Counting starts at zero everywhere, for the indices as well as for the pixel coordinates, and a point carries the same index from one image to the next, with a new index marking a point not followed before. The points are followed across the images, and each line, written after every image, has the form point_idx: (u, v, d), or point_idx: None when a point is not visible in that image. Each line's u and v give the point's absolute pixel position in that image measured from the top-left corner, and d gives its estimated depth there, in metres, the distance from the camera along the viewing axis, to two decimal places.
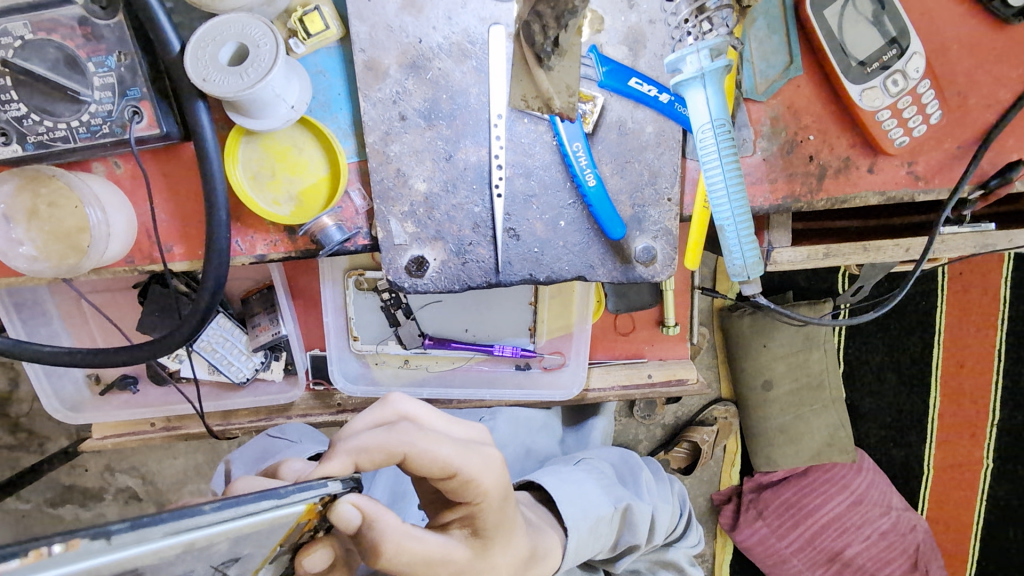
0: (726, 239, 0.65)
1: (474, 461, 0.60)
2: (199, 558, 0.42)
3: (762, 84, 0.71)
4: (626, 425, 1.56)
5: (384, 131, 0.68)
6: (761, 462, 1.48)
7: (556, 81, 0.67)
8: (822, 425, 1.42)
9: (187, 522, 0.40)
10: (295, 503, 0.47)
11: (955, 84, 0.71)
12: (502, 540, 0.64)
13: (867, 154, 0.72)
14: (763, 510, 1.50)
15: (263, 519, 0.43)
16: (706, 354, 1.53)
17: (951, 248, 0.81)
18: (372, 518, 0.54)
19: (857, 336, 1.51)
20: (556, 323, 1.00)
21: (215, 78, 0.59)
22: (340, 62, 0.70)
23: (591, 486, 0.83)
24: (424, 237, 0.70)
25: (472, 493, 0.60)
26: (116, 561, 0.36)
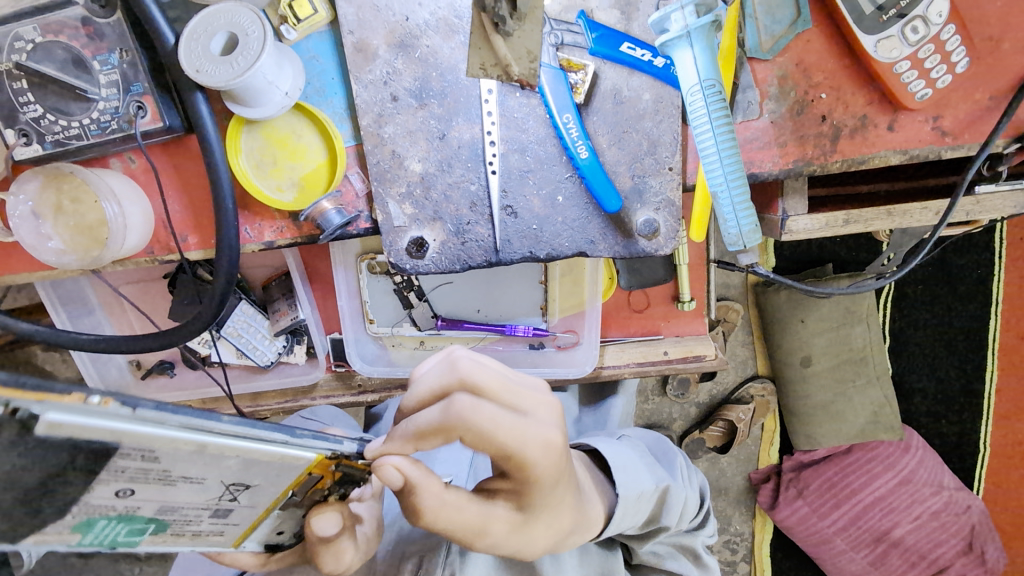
0: (720, 206, 0.62)
1: (529, 446, 0.56)
2: (211, 468, 0.43)
3: (767, 42, 0.67)
4: (660, 404, 1.54)
5: (377, 113, 0.68)
6: (802, 439, 1.44)
7: (516, 47, 0.65)
8: (862, 400, 1.36)
9: (205, 421, 0.41)
10: (307, 448, 0.49)
11: (986, 29, 0.65)
12: (541, 518, 0.61)
13: (886, 111, 0.67)
14: (803, 489, 1.46)
15: (274, 451, 0.46)
16: (741, 331, 1.48)
17: (988, 209, 0.75)
18: (417, 484, 0.57)
19: (904, 309, 1.42)
20: (567, 301, 0.99)
21: (207, 69, 0.61)
22: (331, 46, 0.70)
23: (638, 459, 0.80)
24: (422, 217, 0.70)
25: (524, 476, 0.58)
26: (139, 430, 0.37)
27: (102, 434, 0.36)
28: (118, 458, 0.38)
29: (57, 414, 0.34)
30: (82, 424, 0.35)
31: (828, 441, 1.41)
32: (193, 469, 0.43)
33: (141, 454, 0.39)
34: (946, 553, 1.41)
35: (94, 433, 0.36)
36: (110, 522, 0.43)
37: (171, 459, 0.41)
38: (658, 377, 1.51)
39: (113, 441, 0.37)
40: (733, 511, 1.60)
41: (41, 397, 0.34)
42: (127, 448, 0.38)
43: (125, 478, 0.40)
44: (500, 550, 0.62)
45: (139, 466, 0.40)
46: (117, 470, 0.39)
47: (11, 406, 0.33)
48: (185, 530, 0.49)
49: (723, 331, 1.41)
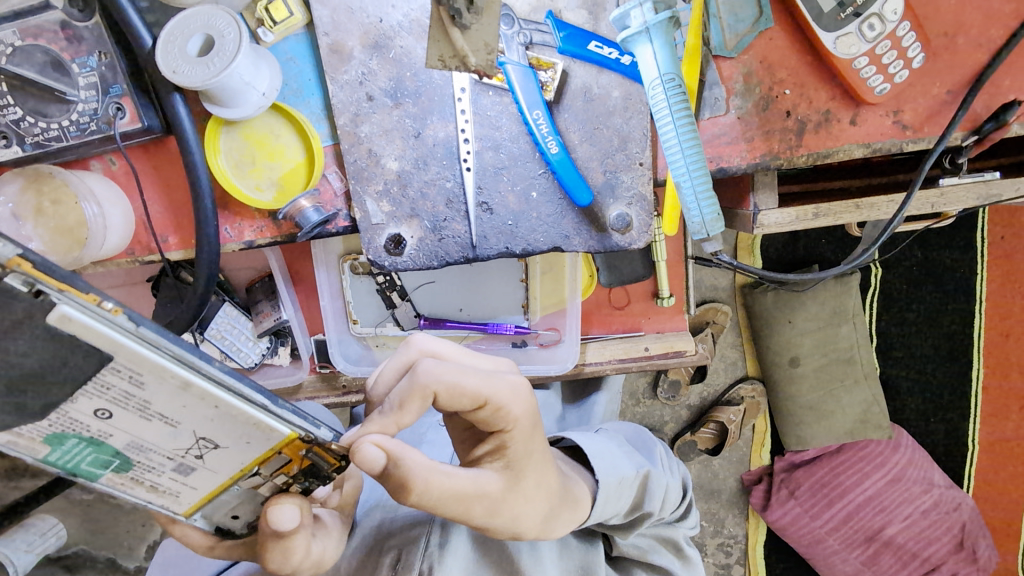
0: (684, 197, 0.64)
1: (501, 388, 0.60)
2: (184, 411, 0.46)
3: (732, 40, 0.69)
4: (651, 407, 1.54)
5: (353, 112, 0.69)
6: (790, 437, 1.44)
7: (473, 40, 0.66)
8: (848, 397, 1.37)
9: (195, 360, 0.43)
10: (282, 423, 0.48)
11: (940, 26, 0.67)
12: (526, 473, 0.63)
13: (849, 106, 0.69)
14: (795, 489, 1.47)
15: (248, 412, 0.46)
16: (729, 332, 1.50)
17: (953, 201, 0.77)
18: (397, 456, 0.55)
19: (886, 306, 1.44)
20: (549, 299, 1.00)
21: (183, 69, 0.62)
22: (308, 48, 0.72)
23: (615, 448, 0.82)
24: (399, 215, 0.71)
25: (503, 421, 0.61)
26: (132, 347, 0.41)
27: (101, 341, 0.40)
28: (107, 371, 0.42)
29: (70, 310, 0.39)
30: (86, 325, 0.40)
31: (816, 439, 1.42)
32: (169, 408, 0.46)
33: (128, 375, 0.42)
34: (937, 551, 1.42)
35: (94, 338, 0.40)
36: (78, 442, 0.47)
37: (154, 389, 0.44)
38: (648, 378, 1.52)
39: (109, 351, 0.41)
40: (725, 513, 1.60)
41: (63, 291, 0.39)
42: (118, 363, 0.42)
43: (108, 397, 0.44)
44: (498, 520, 0.62)
45: (123, 387, 0.43)
46: (104, 385, 0.43)
47: (38, 288, 0.39)
48: (144, 479, 0.51)
49: (713, 332, 1.44)
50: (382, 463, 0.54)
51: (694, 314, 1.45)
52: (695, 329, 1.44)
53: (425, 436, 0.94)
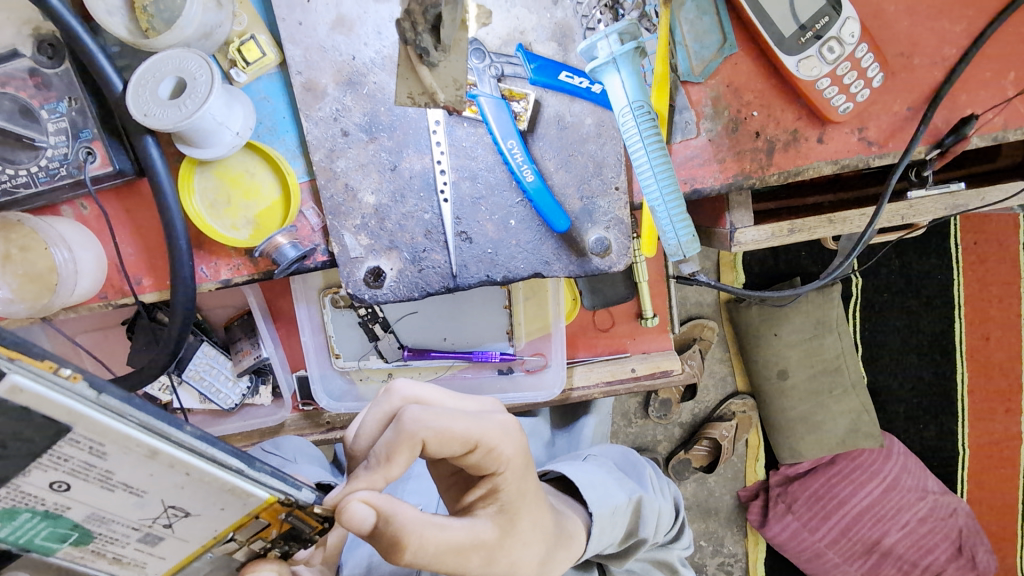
0: (658, 220, 0.65)
1: (491, 430, 0.60)
2: (152, 478, 0.44)
3: (699, 66, 0.71)
4: (643, 427, 1.53)
5: (328, 148, 0.69)
6: (785, 452, 1.44)
7: (442, 77, 0.59)
8: (838, 409, 1.38)
9: (163, 427, 0.42)
10: (260, 488, 0.47)
11: (897, 46, 0.70)
12: (521, 515, 0.62)
13: (815, 125, 0.71)
14: (792, 503, 1.46)
15: (220, 478, 0.45)
16: (717, 348, 1.50)
17: (921, 212, 0.80)
18: (388, 513, 0.53)
19: (869, 317, 1.46)
20: (533, 324, 0.99)
21: (155, 112, 0.62)
22: (282, 86, 0.72)
23: (605, 477, 0.80)
24: (378, 247, 0.71)
25: (495, 464, 0.60)
26: (91, 417, 0.40)
27: (58, 410, 0.39)
28: (65, 442, 0.40)
29: (23, 379, 0.38)
30: (39, 395, 0.38)
31: (810, 452, 1.42)
32: (133, 477, 0.44)
33: (88, 445, 0.41)
34: (937, 559, 1.42)
35: (50, 408, 0.39)
36: (30, 516, 0.45)
37: (116, 458, 0.42)
38: (639, 398, 1.51)
39: (66, 421, 0.39)
40: (725, 531, 1.58)
41: (16, 359, 0.38)
42: (76, 432, 0.40)
43: (65, 468, 0.42)
44: (495, 570, 0.60)
45: (81, 458, 0.42)
46: (60, 457, 0.41)
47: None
48: (107, 551, 0.50)
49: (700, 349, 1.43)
50: (370, 522, 0.52)
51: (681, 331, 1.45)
52: (682, 346, 1.44)
53: (413, 469, 0.92)
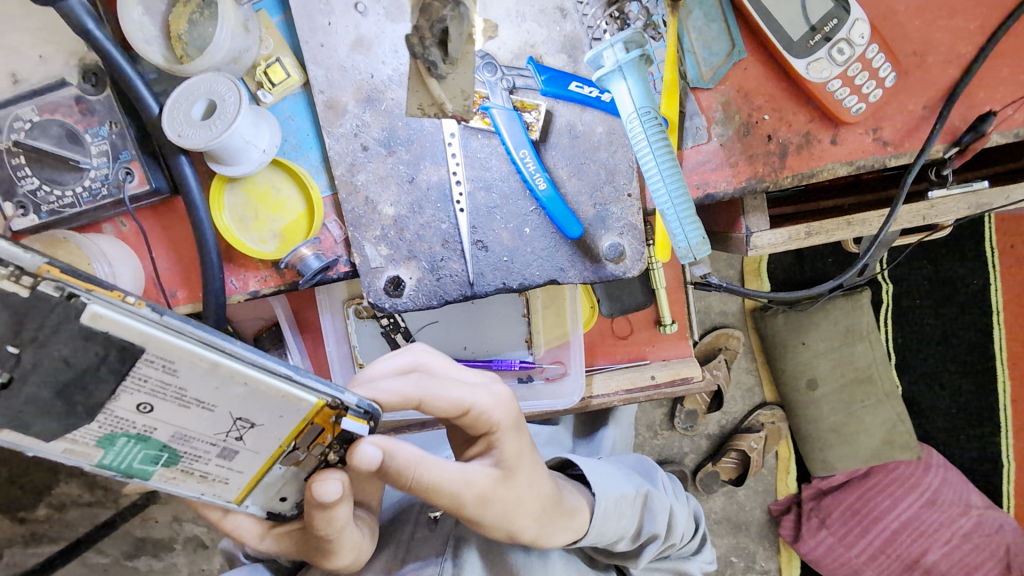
0: (667, 222, 0.65)
1: (484, 397, 0.63)
2: (219, 391, 0.47)
3: (708, 72, 0.72)
4: (670, 439, 1.50)
5: (349, 163, 0.72)
6: (818, 465, 1.41)
7: (449, 88, 0.71)
8: (876, 421, 1.34)
9: (218, 339, 0.45)
10: (309, 391, 0.50)
11: (909, 46, 0.70)
12: (517, 470, 0.65)
13: (828, 127, 0.72)
14: (826, 518, 1.42)
15: (275, 384, 0.47)
16: (744, 358, 1.47)
17: (942, 212, 0.79)
18: (391, 452, 0.57)
19: (904, 324, 1.42)
20: (552, 332, 1.01)
21: (189, 133, 0.66)
22: (306, 105, 0.75)
23: (614, 471, 0.82)
24: (398, 257, 0.73)
25: (487, 426, 0.64)
26: (160, 337, 0.42)
27: (130, 333, 0.42)
28: (142, 363, 0.43)
29: (101, 307, 0.41)
30: (116, 320, 0.41)
31: (843, 464, 1.38)
32: (203, 392, 0.46)
33: (161, 364, 0.44)
34: None
35: (125, 332, 0.41)
36: (128, 441, 0.47)
37: (186, 374, 0.45)
38: (665, 409, 1.49)
39: (140, 343, 0.42)
40: (756, 547, 1.54)
41: (91, 291, 0.41)
42: (150, 353, 0.43)
43: (146, 389, 0.45)
44: (488, 512, 0.64)
45: (158, 377, 0.44)
46: (139, 376, 0.44)
47: (67, 292, 0.40)
48: (194, 469, 0.52)
49: (726, 359, 1.42)
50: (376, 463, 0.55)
51: (705, 341, 1.43)
52: (706, 356, 1.42)
53: None
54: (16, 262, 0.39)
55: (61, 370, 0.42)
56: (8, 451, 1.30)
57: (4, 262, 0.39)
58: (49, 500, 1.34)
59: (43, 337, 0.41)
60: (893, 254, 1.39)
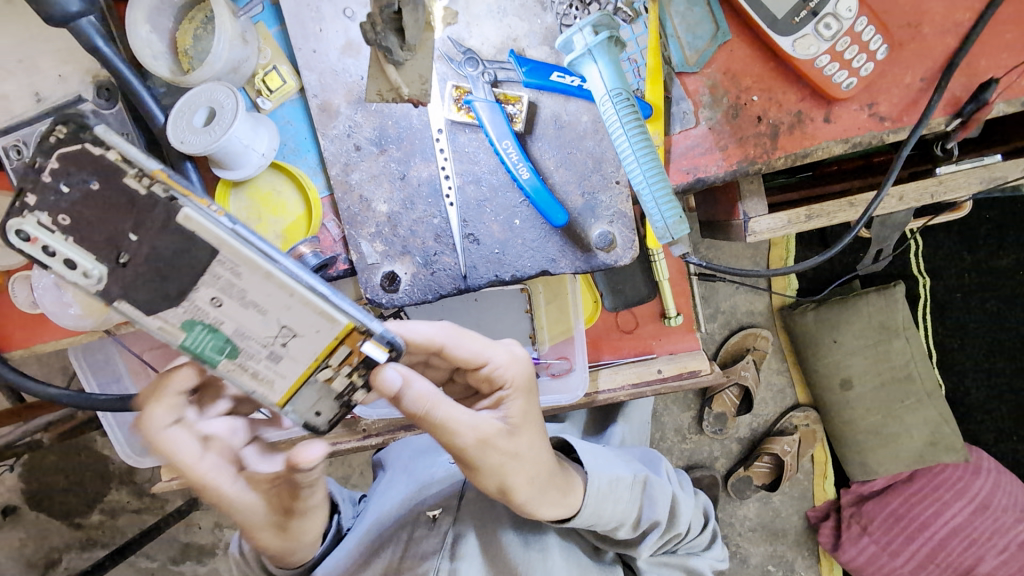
0: (644, 204, 0.66)
1: (501, 353, 0.65)
2: (270, 299, 0.50)
3: (692, 56, 0.72)
4: (699, 443, 1.45)
5: (343, 163, 0.75)
6: (857, 471, 1.35)
7: (408, 74, 0.72)
8: (918, 421, 1.27)
9: (275, 254, 0.50)
10: (340, 312, 0.51)
11: (901, 18, 0.70)
12: (522, 430, 0.66)
13: (821, 105, 0.72)
14: (867, 524, 1.35)
15: (314, 299, 0.50)
16: (773, 357, 1.43)
17: (954, 188, 0.77)
18: (411, 381, 0.56)
19: (945, 318, 1.34)
20: (556, 328, 0.99)
21: (190, 139, 0.70)
22: (303, 110, 0.78)
23: (611, 455, 0.82)
24: (393, 253, 0.75)
25: (499, 381, 0.66)
26: (231, 242, 0.49)
27: (209, 236, 0.49)
28: (215, 265, 0.49)
29: (192, 210, 0.49)
30: (200, 221, 0.48)
31: (883, 467, 1.31)
32: (258, 296, 0.50)
33: (227, 267, 0.49)
34: None
35: (207, 233, 0.49)
36: (203, 329, 0.50)
37: (247, 279, 0.49)
38: (693, 413, 1.44)
39: (216, 246, 0.49)
40: (794, 555, 1.49)
41: (187, 196, 0.50)
42: (223, 254, 0.49)
43: (216, 287, 0.50)
44: (489, 461, 0.64)
45: (225, 277, 0.49)
46: (210, 271, 0.49)
47: (170, 195, 0.49)
48: (248, 368, 0.52)
49: (755, 360, 1.38)
50: (397, 385, 0.55)
51: (733, 340, 1.39)
52: (733, 356, 1.38)
53: (435, 473, 0.92)
54: (142, 166, 0.50)
55: (148, 259, 0.49)
56: (64, 459, 1.38)
57: (134, 165, 0.50)
58: (101, 506, 1.40)
59: (139, 231, 0.49)
60: (934, 245, 1.31)
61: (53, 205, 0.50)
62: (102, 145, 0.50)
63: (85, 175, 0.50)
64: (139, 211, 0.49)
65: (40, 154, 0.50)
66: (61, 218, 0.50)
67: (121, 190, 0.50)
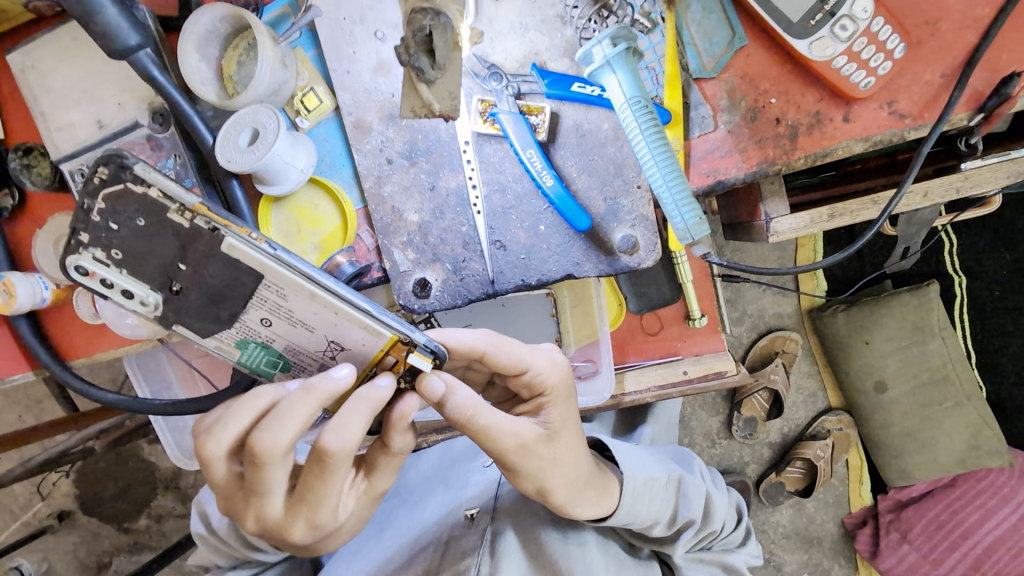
0: (664, 208, 0.68)
1: (541, 361, 0.67)
2: (319, 318, 0.56)
3: (710, 62, 0.74)
4: (729, 448, 1.44)
5: (376, 176, 0.79)
6: (895, 475, 1.33)
7: (438, 91, 0.77)
8: (957, 425, 1.24)
9: (317, 274, 0.54)
10: (384, 327, 0.56)
11: (919, 16, 0.71)
12: (560, 433, 0.69)
13: (839, 105, 0.73)
14: (907, 531, 1.32)
15: (358, 316, 0.55)
16: (804, 361, 1.42)
17: (980, 182, 0.77)
18: (454, 390, 0.59)
19: (983, 318, 1.32)
20: (582, 331, 1.01)
21: (236, 158, 0.75)
22: (338, 127, 0.83)
23: (646, 455, 0.84)
24: (424, 261, 0.79)
25: (540, 387, 0.68)
26: (275, 267, 0.53)
27: (254, 262, 0.53)
28: (262, 287, 0.54)
29: (234, 239, 0.53)
30: (244, 250, 0.53)
31: (921, 471, 1.29)
32: (306, 315, 0.56)
33: (274, 289, 0.54)
34: None
35: (251, 260, 0.53)
36: (256, 346, 0.59)
37: (293, 299, 0.55)
38: (722, 417, 1.43)
39: (261, 271, 0.53)
40: (831, 563, 1.46)
41: (228, 226, 0.53)
42: (269, 279, 0.54)
43: (266, 308, 0.56)
44: (527, 464, 0.66)
45: (273, 298, 0.55)
46: (258, 295, 0.55)
47: (212, 225, 0.53)
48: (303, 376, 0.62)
49: (784, 363, 1.37)
50: (441, 392, 0.59)
51: (762, 343, 1.38)
52: (763, 359, 1.38)
53: (470, 478, 0.96)
54: (181, 200, 0.53)
55: (200, 289, 0.55)
56: (116, 465, 1.46)
57: (173, 199, 0.53)
58: (149, 511, 1.47)
59: (187, 261, 0.54)
60: (970, 243, 1.29)
61: (104, 241, 0.54)
62: (143, 182, 0.53)
63: (131, 211, 0.54)
64: (186, 243, 0.54)
65: (86, 195, 0.53)
66: (114, 252, 0.54)
67: (164, 222, 0.53)
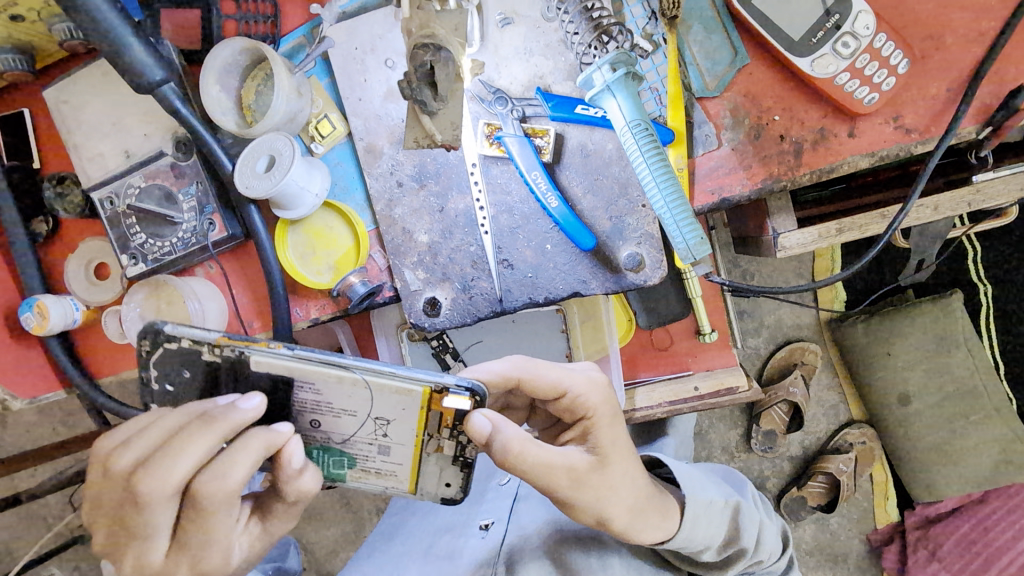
0: (666, 228, 0.70)
1: (579, 382, 0.69)
2: (353, 395, 0.60)
3: (712, 81, 0.75)
4: (748, 462, 1.42)
5: (387, 199, 0.82)
6: (922, 491, 1.28)
7: (442, 122, 0.78)
8: (983, 438, 1.20)
9: (334, 358, 0.59)
10: (413, 382, 0.60)
11: (921, 32, 0.71)
12: (610, 458, 0.69)
13: (844, 120, 0.73)
14: (936, 549, 1.28)
15: (384, 380, 0.59)
16: (823, 373, 1.40)
17: (992, 195, 0.76)
18: (500, 426, 0.61)
19: (1010, 327, 1.29)
20: (592, 347, 1.01)
21: (253, 184, 0.78)
22: (351, 152, 0.86)
23: (705, 477, 0.83)
24: (434, 279, 0.81)
25: (583, 409, 0.69)
26: (299, 366, 0.58)
27: (280, 368, 0.58)
28: (298, 391, 0.60)
29: (258, 356, 0.58)
30: (270, 361, 0.58)
31: (952, 488, 1.24)
32: (342, 400, 0.60)
33: (306, 386, 0.60)
34: None
35: (276, 368, 0.58)
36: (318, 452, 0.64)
37: (326, 390, 0.60)
38: (740, 430, 1.42)
39: (287, 373, 0.59)
40: None
41: (248, 345, 0.58)
42: (298, 378, 0.59)
43: (310, 408, 0.61)
44: (584, 496, 0.67)
45: (312, 399, 0.60)
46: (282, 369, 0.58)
47: (236, 350, 0.58)
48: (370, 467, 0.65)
49: (803, 374, 1.35)
50: (487, 431, 0.61)
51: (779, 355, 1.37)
52: (780, 372, 1.37)
53: (486, 495, 0.98)
54: (204, 339, 0.58)
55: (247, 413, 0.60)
56: None
57: (200, 341, 0.58)
58: None
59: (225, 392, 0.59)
60: (993, 252, 1.27)
61: (161, 398, 0.61)
62: (176, 338, 0.59)
63: (176, 367, 0.60)
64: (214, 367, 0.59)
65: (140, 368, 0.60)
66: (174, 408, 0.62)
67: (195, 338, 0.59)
